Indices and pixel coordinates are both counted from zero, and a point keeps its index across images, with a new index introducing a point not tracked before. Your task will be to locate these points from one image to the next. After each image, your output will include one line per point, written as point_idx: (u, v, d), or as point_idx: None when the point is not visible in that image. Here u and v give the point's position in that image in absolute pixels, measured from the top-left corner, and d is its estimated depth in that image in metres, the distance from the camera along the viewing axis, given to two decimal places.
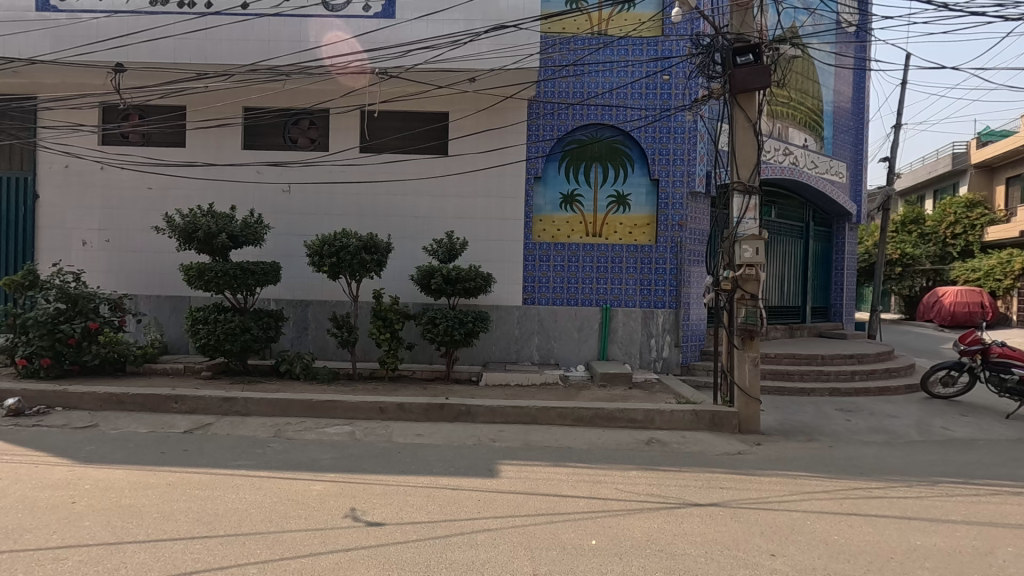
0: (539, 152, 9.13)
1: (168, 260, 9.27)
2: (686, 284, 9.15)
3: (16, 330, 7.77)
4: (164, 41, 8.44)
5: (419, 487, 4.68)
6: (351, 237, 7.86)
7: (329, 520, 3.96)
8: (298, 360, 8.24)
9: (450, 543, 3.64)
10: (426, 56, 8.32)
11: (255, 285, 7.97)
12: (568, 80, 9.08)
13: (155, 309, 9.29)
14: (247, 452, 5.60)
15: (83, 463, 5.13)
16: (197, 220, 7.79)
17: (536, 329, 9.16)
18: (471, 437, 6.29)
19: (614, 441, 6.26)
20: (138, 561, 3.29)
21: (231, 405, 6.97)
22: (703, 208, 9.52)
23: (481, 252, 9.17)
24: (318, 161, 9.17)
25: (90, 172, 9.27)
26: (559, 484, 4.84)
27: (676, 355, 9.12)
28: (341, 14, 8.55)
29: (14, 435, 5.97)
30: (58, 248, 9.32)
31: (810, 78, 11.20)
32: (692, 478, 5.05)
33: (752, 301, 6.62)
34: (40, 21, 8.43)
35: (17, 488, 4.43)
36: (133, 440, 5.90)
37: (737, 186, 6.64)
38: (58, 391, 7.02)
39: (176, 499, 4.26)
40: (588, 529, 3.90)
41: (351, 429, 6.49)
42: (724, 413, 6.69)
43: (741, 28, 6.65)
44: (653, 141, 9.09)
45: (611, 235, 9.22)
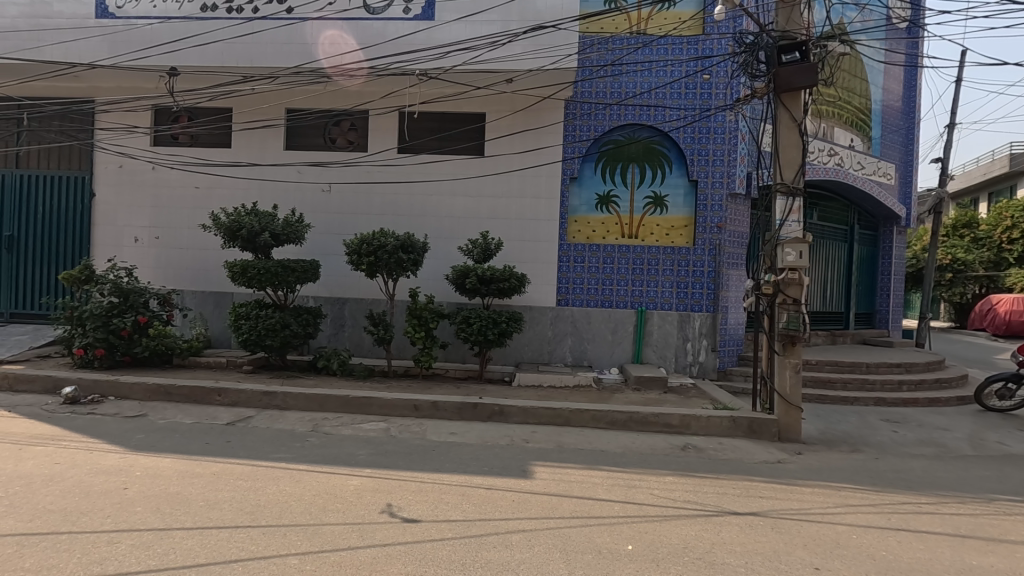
0: (576, 152, 9.09)
1: (212, 257, 9.60)
2: (725, 288, 8.97)
3: (72, 322, 8.15)
4: (213, 45, 8.73)
5: (454, 486, 4.71)
6: (388, 237, 7.97)
7: (366, 515, 4.01)
8: (335, 357, 8.43)
9: (485, 542, 3.66)
10: (465, 57, 8.39)
11: (294, 282, 8.17)
12: (606, 80, 9.01)
13: (200, 304, 9.59)
14: (286, 445, 5.74)
15: (134, 450, 5.35)
16: (241, 219, 8.00)
17: (570, 330, 9.11)
18: (505, 437, 6.30)
19: (648, 446, 6.18)
20: (186, 547, 3.41)
21: (271, 399, 7.16)
22: (743, 210, 9.29)
23: (516, 253, 9.18)
24: (358, 161, 9.34)
25: (142, 172, 9.68)
26: (593, 487, 4.80)
27: (712, 360, 8.95)
28: (381, 17, 8.67)
29: (70, 421, 6.28)
30: (111, 245, 9.75)
31: (857, 76, 10.83)
32: (730, 486, 4.93)
33: (794, 306, 6.42)
34: (100, 27, 8.87)
35: (74, 472, 4.65)
36: (179, 430, 6.12)
37: (780, 187, 6.46)
38: (110, 381, 7.35)
39: (220, 489, 4.40)
40: (623, 534, 3.86)
41: (386, 426, 6.59)
42: (763, 420, 6.52)
43: (787, 25, 6.47)
44: (692, 141, 8.94)
45: (647, 237, 9.11)
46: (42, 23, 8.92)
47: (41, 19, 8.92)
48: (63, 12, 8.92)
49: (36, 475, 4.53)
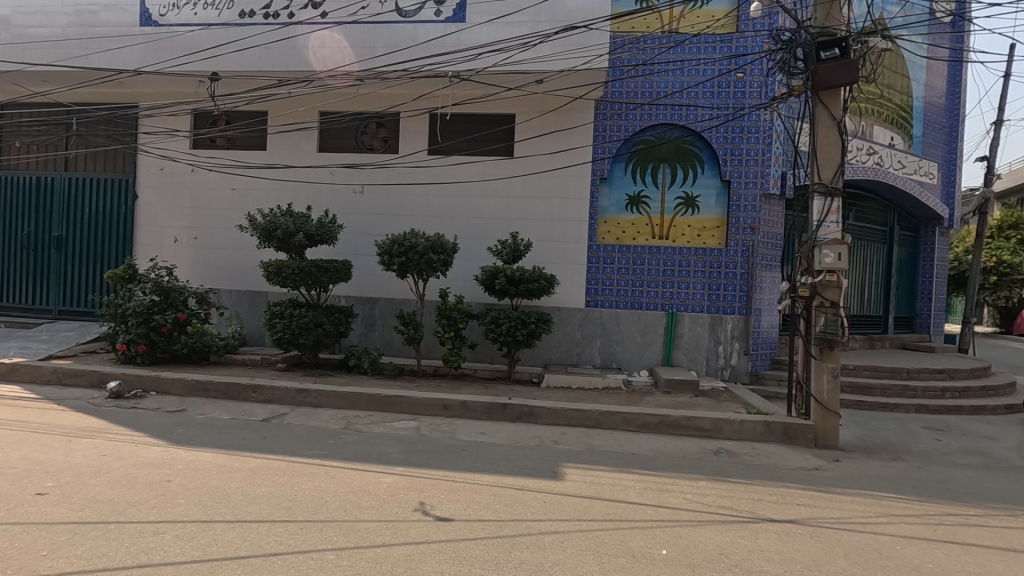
0: (606, 153, 9.04)
1: (248, 256, 9.84)
2: (758, 290, 8.80)
3: (116, 319, 8.44)
4: (250, 50, 8.94)
5: (485, 485, 4.73)
6: (419, 238, 8.06)
7: (399, 512, 4.05)
8: (366, 356, 8.55)
9: (518, 542, 3.66)
10: (496, 59, 8.41)
11: (328, 282, 8.32)
12: (638, 80, 8.93)
13: (236, 303, 9.84)
14: (320, 442, 5.85)
15: (175, 444, 5.52)
16: (277, 219, 8.18)
17: (598, 332, 9.05)
18: (534, 438, 6.29)
19: (680, 449, 6.11)
20: (227, 539, 3.49)
21: (304, 396, 7.30)
22: (778, 210, 9.08)
23: (545, 254, 9.18)
24: (390, 162, 9.46)
25: (182, 174, 9.98)
26: (625, 490, 4.76)
27: (744, 363, 8.79)
28: (413, 20, 8.74)
29: (115, 415, 6.51)
30: (152, 245, 10.08)
31: (898, 72, 10.48)
32: (765, 492, 4.83)
33: (832, 309, 6.24)
34: (143, 35, 9.16)
35: (120, 464, 4.82)
36: (217, 425, 6.29)
37: (818, 187, 6.31)
38: (152, 376, 7.59)
39: (258, 483, 4.51)
40: (657, 538, 3.81)
41: (416, 425, 6.65)
42: (798, 425, 6.37)
43: (826, 21, 6.31)
44: (725, 141, 8.80)
45: (678, 238, 8.99)
46: (89, 31, 9.25)
47: (89, 28, 9.26)
48: (109, 21, 9.24)
49: (85, 466, 4.71)
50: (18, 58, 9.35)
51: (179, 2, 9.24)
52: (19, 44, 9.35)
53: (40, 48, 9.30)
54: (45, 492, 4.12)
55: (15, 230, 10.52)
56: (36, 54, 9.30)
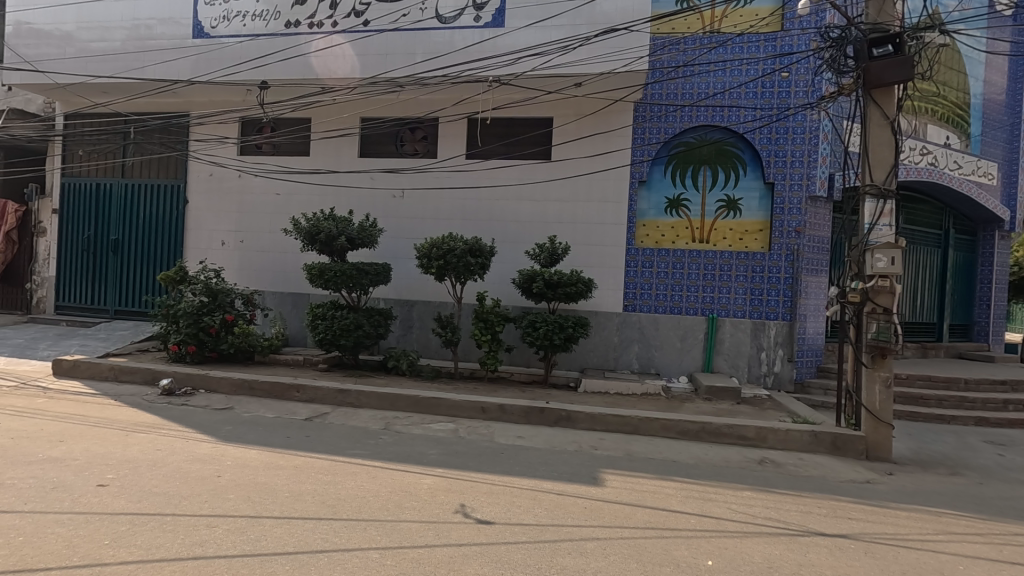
0: (645, 156, 8.94)
1: (291, 259, 10.12)
2: (802, 295, 8.54)
3: (168, 319, 8.78)
4: (296, 59, 9.20)
5: (526, 489, 4.71)
6: (458, 241, 8.13)
7: (440, 514, 4.08)
8: (404, 357, 8.67)
9: (559, 548, 3.63)
10: (535, 63, 8.41)
11: (368, 284, 8.47)
12: (678, 82, 8.80)
13: (279, 304, 10.10)
14: (361, 442, 5.94)
15: (223, 441, 5.70)
16: (320, 223, 8.37)
17: (636, 336, 8.93)
18: (572, 443, 6.25)
19: (723, 458, 5.96)
20: (276, 535, 3.58)
21: (345, 397, 7.45)
22: (824, 213, 8.79)
23: (583, 258, 9.13)
24: (429, 166, 9.58)
25: (229, 180, 10.36)
26: (667, 498, 4.67)
27: (789, 371, 8.54)
28: (452, 25, 8.81)
29: (167, 411, 6.78)
30: (202, 247, 10.48)
31: (954, 69, 10.04)
32: (815, 505, 4.66)
33: (885, 315, 6.01)
34: (195, 47, 9.55)
35: (174, 459, 5.01)
36: (263, 424, 6.47)
37: (869, 188, 6.07)
38: (201, 375, 7.88)
39: (303, 481, 4.61)
40: (702, 548, 3.72)
41: (454, 427, 6.69)
42: (848, 436, 6.13)
43: (879, 16, 6.08)
44: (768, 142, 8.59)
45: (719, 241, 8.81)
46: (145, 44, 9.69)
47: (145, 41, 9.70)
48: (164, 34, 9.67)
49: (141, 460, 4.91)
50: (81, 71, 9.85)
51: (228, 14, 9.57)
52: (82, 58, 9.86)
53: (101, 61, 9.78)
54: (106, 483, 4.31)
55: (77, 234, 11.08)
56: (97, 66, 9.79)
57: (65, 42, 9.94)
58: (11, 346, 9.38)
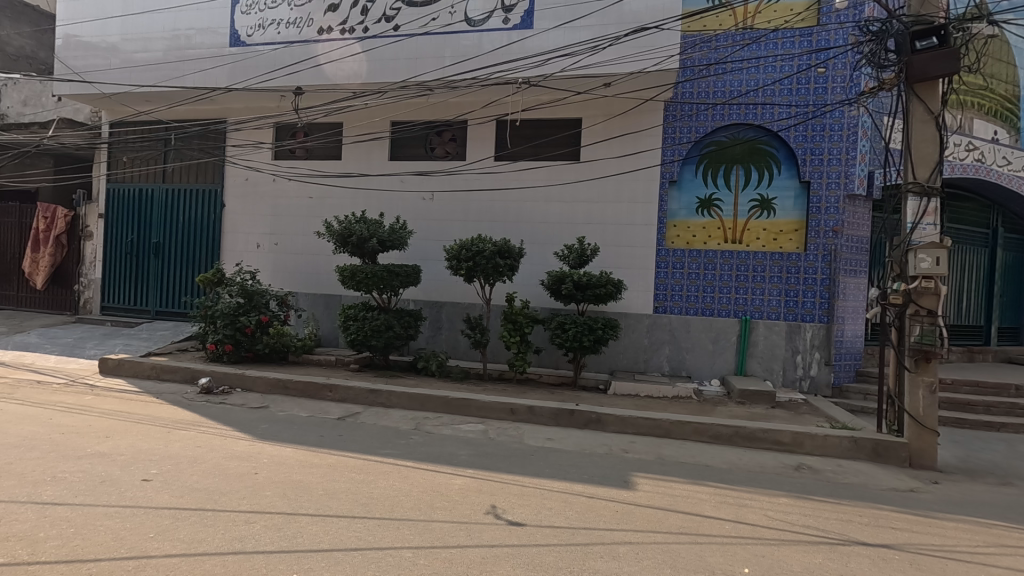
0: (675, 155, 8.82)
1: (324, 261, 10.31)
2: (840, 296, 8.31)
3: (206, 319, 9.04)
4: (328, 65, 9.39)
5: (556, 492, 4.69)
6: (487, 243, 8.16)
7: (471, 514, 4.10)
8: (434, 358, 8.74)
9: (591, 551, 3.60)
10: (564, 64, 8.39)
11: (398, 286, 8.58)
12: (709, 80, 8.66)
13: (312, 305, 10.30)
14: (392, 442, 6.01)
15: (260, 439, 5.84)
16: (352, 225, 8.50)
17: (667, 339, 8.82)
18: (603, 445, 6.20)
19: (758, 463, 5.83)
20: (312, 532, 3.65)
21: (376, 397, 7.55)
22: (863, 212, 8.53)
23: (612, 259, 9.06)
24: (458, 169, 9.65)
25: (264, 184, 10.62)
26: (701, 503, 4.59)
27: (826, 375, 8.31)
28: (481, 29, 8.85)
29: (206, 409, 6.99)
30: (238, 250, 10.77)
31: (1003, 60, 9.61)
32: (856, 514, 4.51)
33: (929, 318, 5.79)
34: (232, 55, 9.84)
35: (213, 456, 5.15)
36: (297, 422, 6.60)
37: (912, 186, 5.86)
38: (238, 374, 8.10)
39: (336, 479, 4.69)
40: (738, 555, 3.65)
41: (484, 428, 6.72)
42: (890, 443, 5.93)
43: (921, 8, 5.86)
44: (804, 140, 8.38)
45: (753, 242, 8.62)
46: (185, 53, 10.02)
47: (184, 51, 10.02)
48: (202, 44, 9.98)
49: (182, 456, 5.06)
50: (125, 81, 10.25)
51: (263, 23, 9.81)
52: (126, 68, 10.25)
53: (144, 71, 10.15)
54: (150, 478, 4.46)
55: (121, 237, 11.52)
56: (140, 76, 10.17)
57: (110, 53, 10.35)
58: (61, 345, 9.80)
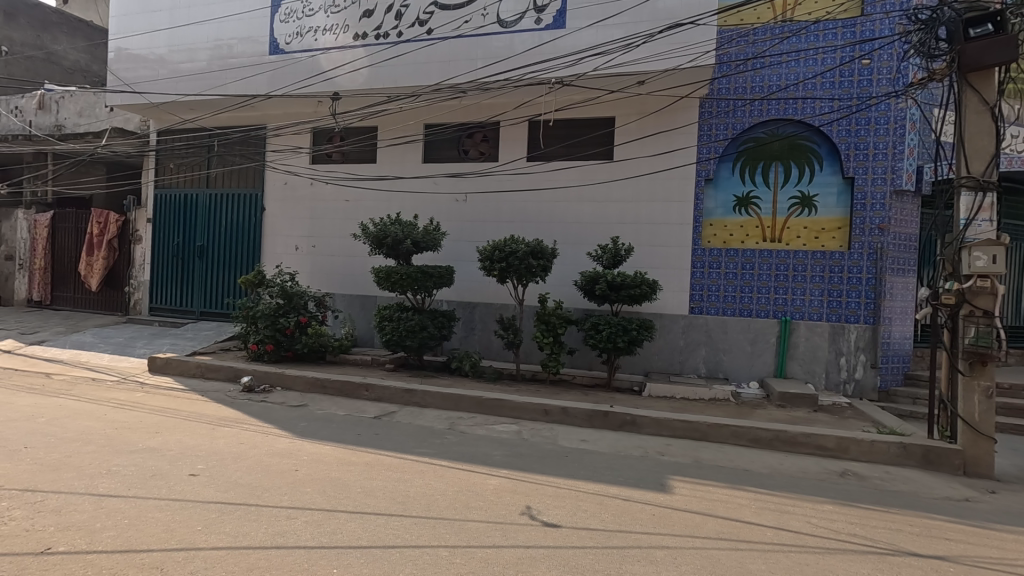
0: (711, 153, 8.65)
1: (359, 262, 10.50)
2: (887, 296, 8.01)
3: (247, 320, 9.31)
4: (365, 70, 9.58)
5: (591, 493, 4.66)
6: (520, 243, 8.16)
7: (507, 515, 4.10)
8: (467, 358, 8.78)
9: (627, 555, 3.56)
10: (597, 63, 8.33)
11: (432, 287, 8.67)
12: (747, 75, 8.45)
13: (348, 306, 10.51)
14: (427, 441, 6.07)
15: (299, 436, 5.99)
16: (387, 227, 8.61)
17: (703, 340, 8.66)
18: (638, 448, 6.12)
19: (800, 468, 5.65)
20: (351, 529, 3.71)
21: (411, 396, 7.64)
22: (912, 209, 8.19)
23: (646, 259, 8.94)
24: (490, 170, 9.69)
25: (302, 188, 10.89)
26: (740, 508, 4.48)
27: (871, 378, 8.02)
28: (514, 30, 8.87)
29: (249, 407, 7.20)
30: (278, 252, 11.07)
31: None
32: (906, 523, 4.33)
33: (984, 319, 5.51)
34: (272, 63, 10.12)
35: (256, 452, 5.30)
36: (335, 421, 6.74)
37: (965, 181, 5.59)
38: (278, 373, 8.33)
39: (373, 477, 4.77)
40: (780, 563, 3.55)
41: (518, 428, 6.73)
42: (942, 449, 5.67)
43: None
44: (847, 134, 8.10)
45: (793, 240, 8.37)
46: (228, 62, 10.37)
47: (227, 60, 10.38)
48: (244, 52, 10.30)
49: (226, 453, 5.23)
50: (172, 90, 10.67)
51: (301, 30, 10.05)
52: (173, 78, 10.67)
53: (189, 81, 10.55)
54: (197, 473, 4.62)
55: (168, 240, 11.98)
56: (186, 85, 10.57)
57: (158, 64, 10.80)
58: (113, 344, 10.26)
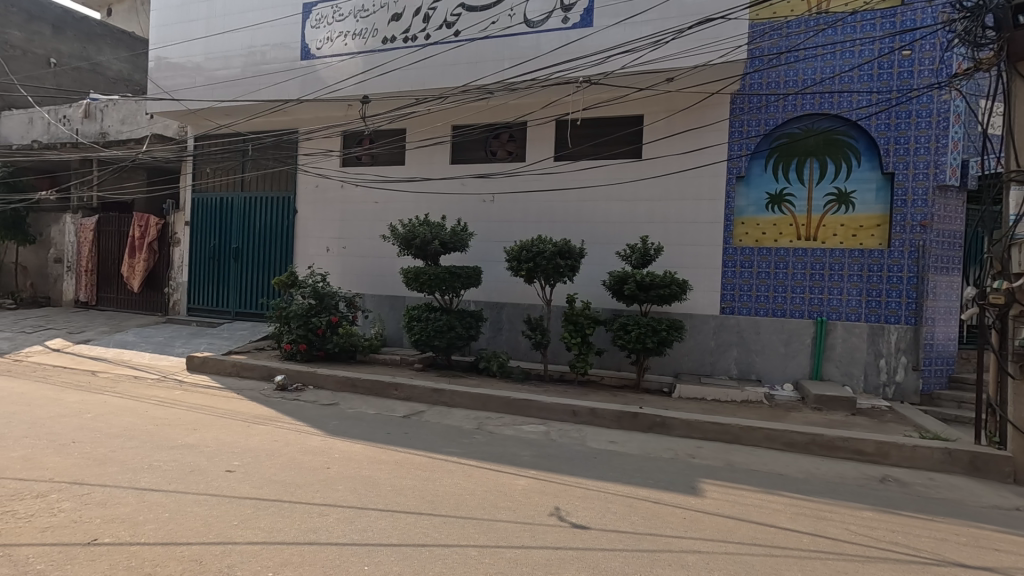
0: (743, 150, 8.47)
1: (388, 263, 10.63)
2: (930, 296, 7.70)
3: (280, 320, 9.52)
4: (393, 73, 9.70)
5: (620, 496, 4.61)
6: (547, 243, 8.13)
7: (535, 515, 4.09)
8: (495, 358, 8.80)
9: (658, 559, 3.50)
10: (625, 61, 8.26)
11: (460, 287, 8.72)
12: (780, 69, 8.25)
13: (378, 307, 10.66)
14: (456, 440, 6.10)
15: (331, 434, 6.09)
16: (415, 228, 8.69)
17: (735, 341, 8.48)
18: (668, 450, 6.03)
19: (838, 473, 5.49)
20: (381, 527, 3.75)
21: (440, 396, 7.70)
22: (957, 204, 7.87)
23: (676, 258, 8.81)
24: (517, 170, 9.69)
25: (333, 190, 11.09)
26: (775, 514, 4.37)
27: (913, 380, 7.74)
28: (541, 29, 8.85)
29: (282, 405, 7.36)
30: (309, 254, 11.29)
31: None
32: (951, 532, 4.15)
33: None
34: (304, 68, 10.33)
35: (289, 450, 5.41)
36: (365, 420, 6.84)
37: (1014, 175, 5.34)
38: (310, 372, 8.50)
39: (403, 476, 4.82)
40: (817, 570, 3.44)
41: (546, 429, 6.71)
42: (991, 456, 5.44)
43: None
44: (886, 129, 7.85)
45: (829, 239, 8.14)
46: (261, 69, 10.63)
47: (260, 66, 10.63)
48: (276, 59, 10.54)
49: (261, 450, 5.35)
50: (208, 97, 10.99)
51: (331, 35, 10.22)
52: (209, 85, 10.99)
53: (225, 87, 10.85)
54: (233, 469, 4.75)
55: (205, 243, 12.35)
56: (221, 92, 10.89)
57: (195, 72, 11.13)
58: (154, 344, 10.63)
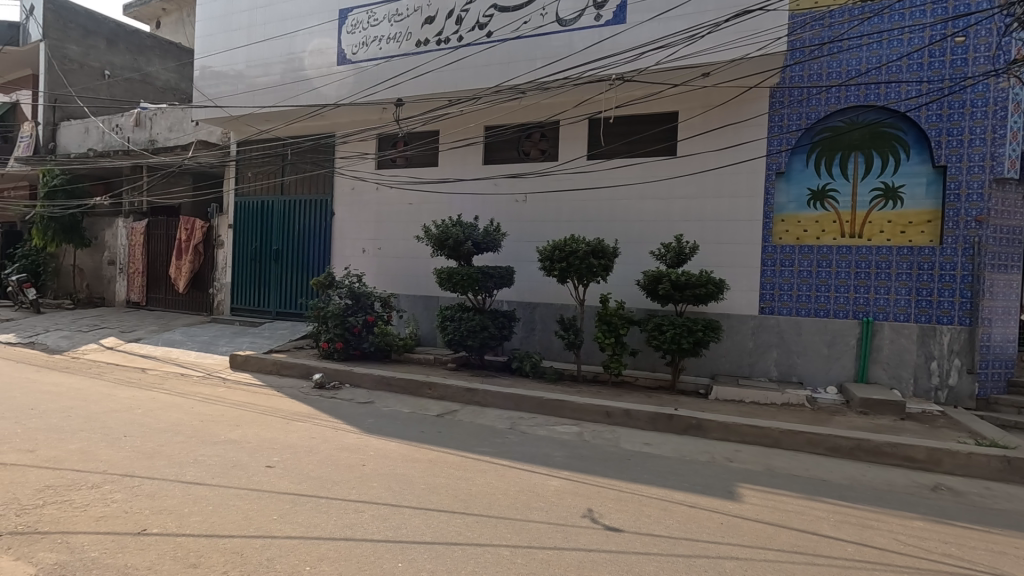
0: (783, 145, 8.22)
1: (422, 264, 10.76)
2: (986, 295, 7.31)
3: (318, 320, 9.75)
4: (427, 76, 9.81)
5: (655, 499, 4.53)
6: (580, 243, 8.07)
7: (568, 517, 4.06)
8: (527, 358, 8.79)
9: (693, 564, 3.43)
10: (659, 57, 8.14)
11: (493, 287, 8.75)
12: (822, 61, 7.98)
13: (412, 307, 10.79)
14: (488, 440, 6.12)
15: (366, 432, 6.20)
16: (448, 229, 8.76)
17: (775, 342, 8.23)
18: (704, 453, 5.90)
19: (886, 481, 5.26)
20: (414, 525, 3.79)
21: (473, 395, 7.74)
22: (1016, 198, 7.45)
23: (712, 257, 8.61)
24: (550, 170, 9.65)
25: (368, 192, 11.29)
26: (817, 521, 4.22)
27: (968, 384, 7.36)
28: (573, 27, 8.79)
29: (319, 403, 7.54)
30: (346, 255, 11.53)
31: None
32: (1010, 545, 3.92)
33: None
34: (340, 73, 10.55)
35: (326, 447, 5.53)
36: (400, 418, 6.93)
37: None
38: (347, 371, 8.68)
39: (436, 475, 4.86)
40: None
41: (579, 430, 6.66)
42: None
43: None
44: (938, 120, 7.49)
45: (875, 236, 7.82)
46: (300, 75, 10.91)
47: (299, 72, 10.92)
48: (314, 65, 10.81)
49: (299, 446, 5.48)
50: (250, 103, 11.35)
51: (367, 40, 10.40)
52: (250, 92, 11.35)
53: (265, 94, 11.19)
54: (272, 465, 4.88)
55: (246, 245, 12.76)
56: (262, 98, 11.23)
57: (237, 79, 11.52)
58: (199, 342, 11.03)
